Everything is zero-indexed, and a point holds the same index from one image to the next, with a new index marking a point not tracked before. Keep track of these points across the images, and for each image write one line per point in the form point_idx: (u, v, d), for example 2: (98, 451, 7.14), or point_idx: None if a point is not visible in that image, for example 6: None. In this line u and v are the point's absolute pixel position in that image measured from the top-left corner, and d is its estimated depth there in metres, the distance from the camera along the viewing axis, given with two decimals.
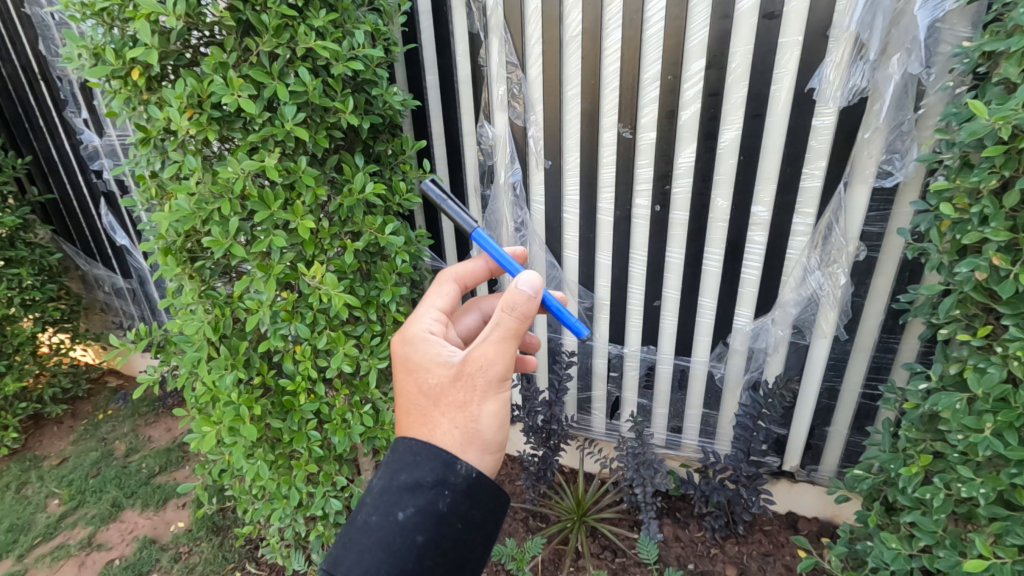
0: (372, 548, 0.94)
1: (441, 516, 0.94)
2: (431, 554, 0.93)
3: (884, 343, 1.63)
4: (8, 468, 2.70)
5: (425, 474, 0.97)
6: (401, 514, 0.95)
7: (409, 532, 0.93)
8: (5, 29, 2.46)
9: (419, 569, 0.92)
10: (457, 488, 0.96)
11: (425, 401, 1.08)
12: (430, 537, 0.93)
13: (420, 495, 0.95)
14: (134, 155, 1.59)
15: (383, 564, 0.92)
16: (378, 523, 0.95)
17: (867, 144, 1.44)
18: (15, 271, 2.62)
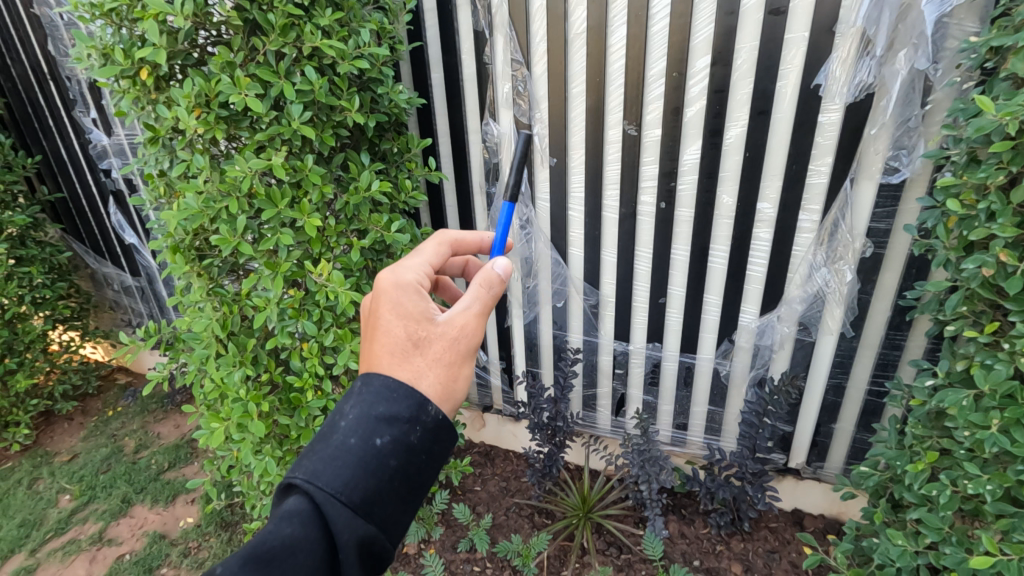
0: (349, 465, 0.88)
1: (411, 448, 0.93)
2: (400, 480, 0.91)
3: (890, 340, 1.63)
4: (20, 464, 2.73)
5: (401, 406, 0.94)
6: (377, 440, 0.91)
7: (383, 455, 0.90)
8: (15, 29, 2.48)
9: (388, 490, 0.90)
10: (428, 425, 0.95)
11: (411, 345, 1.02)
12: (402, 463, 0.92)
13: (394, 425, 0.93)
14: (143, 154, 1.60)
15: (359, 481, 0.88)
16: (357, 445, 0.90)
17: (873, 140, 1.44)
18: (26, 270, 2.66)
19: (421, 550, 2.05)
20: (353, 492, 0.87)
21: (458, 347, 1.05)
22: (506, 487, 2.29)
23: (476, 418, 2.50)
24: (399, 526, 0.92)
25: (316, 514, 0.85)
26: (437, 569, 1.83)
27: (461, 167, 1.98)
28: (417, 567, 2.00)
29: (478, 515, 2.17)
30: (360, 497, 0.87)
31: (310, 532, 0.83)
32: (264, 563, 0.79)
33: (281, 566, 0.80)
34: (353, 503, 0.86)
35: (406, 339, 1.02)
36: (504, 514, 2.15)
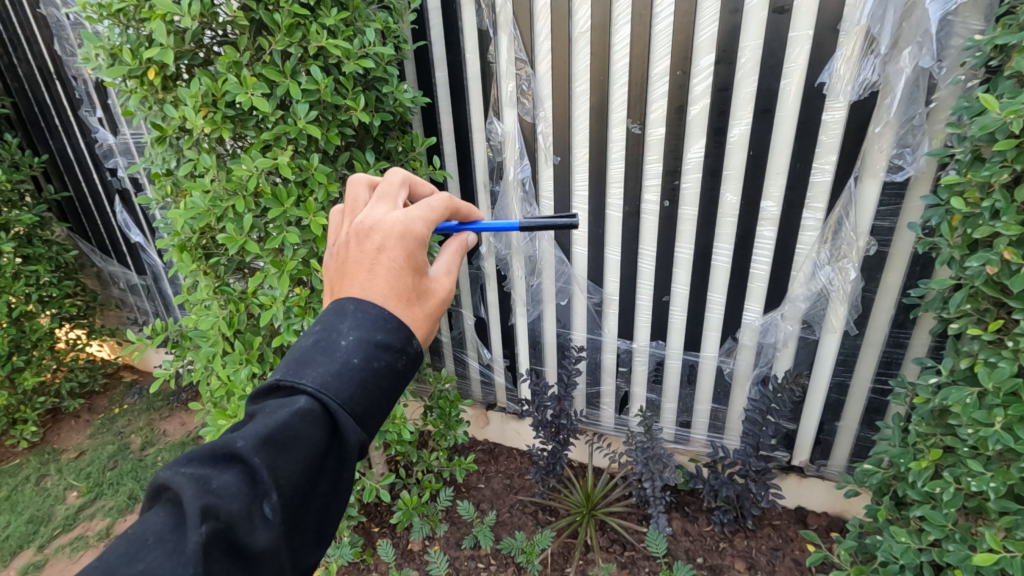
0: (355, 379, 0.84)
1: (398, 374, 0.90)
2: (390, 402, 0.89)
3: (894, 338, 1.63)
4: (27, 461, 2.75)
5: (394, 337, 0.90)
6: (376, 362, 0.87)
7: (379, 375, 0.86)
8: (22, 29, 2.49)
9: (379, 409, 0.87)
10: (412, 359, 0.92)
11: (415, 285, 0.98)
12: (391, 386, 0.88)
13: (388, 352, 0.89)
14: (150, 154, 1.62)
15: (361, 395, 0.84)
16: (361, 364, 0.85)
17: (877, 138, 1.44)
18: (33, 268, 2.68)
19: (426, 546, 2.06)
20: (354, 405, 0.83)
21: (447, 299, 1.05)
22: (509, 485, 2.30)
23: (480, 416, 2.51)
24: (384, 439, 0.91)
25: (318, 420, 0.80)
26: (442, 565, 1.84)
27: (465, 166, 1.99)
28: (422, 564, 2.01)
29: (482, 512, 2.18)
30: (360, 410, 0.84)
31: (315, 429, 0.80)
32: (273, 450, 0.76)
33: (290, 457, 0.77)
34: (354, 415, 0.83)
35: (412, 277, 0.97)
36: (508, 511, 2.16)
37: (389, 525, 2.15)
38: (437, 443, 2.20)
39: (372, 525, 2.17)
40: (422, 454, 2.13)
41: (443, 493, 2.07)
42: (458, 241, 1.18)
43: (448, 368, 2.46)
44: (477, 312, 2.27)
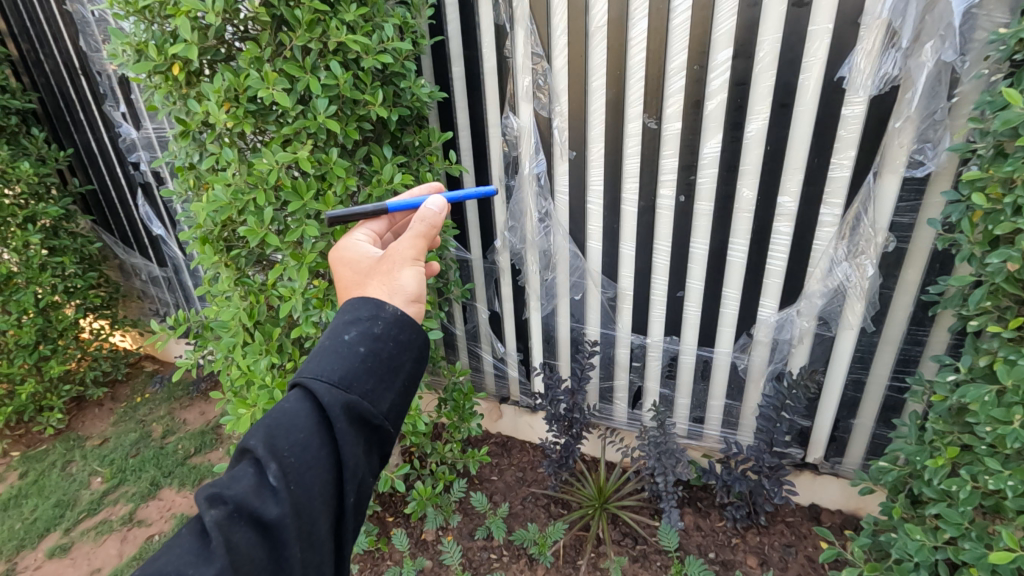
0: (329, 355, 0.90)
1: (377, 337, 0.93)
2: (373, 363, 0.91)
3: (912, 335, 1.62)
4: (53, 447, 2.83)
5: (355, 309, 0.97)
6: (344, 334, 0.93)
7: (351, 345, 0.91)
8: (48, 26, 2.54)
9: (364, 372, 0.90)
10: (389, 321, 0.96)
11: (359, 272, 1.10)
12: (372, 349, 0.92)
13: (355, 323, 0.95)
14: (173, 148, 1.65)
15: (334, 365, 0.89)
16: (332, 342, 0.91)
17: (897, 133, 1.43)
18: (59, 259, 2.75)
19: (439, 536, 2.09)
20: (331, 374, 0.88)
21: (399, 254, 1.07)
22: (522, 478, 2.32)
23: (493, 409, 2.53)
24: (386, 401, 0.92)
25: (304, 399, 0.87)
26: (455, 555, 1.88)
27: (481, 160, 2.00)
28: (435, 553, 2.04)
29: (495, 503, 2.21)
30: (338, 376, 0.88)
31: (304, 408, 0.86)
32: (267, 433, 0.83)
33: (284, 432, 0.83)
34: (332, 382, 0.87)
35: (353, 268, 1.11)
36: (521, 504, 2.19)
37: (404, 515, 2.19)
38: (450, 435, 2.22)
39: (387, 514, 2.21)
40: (436, 446, 2.16)
41: (457, 484, 2.10)
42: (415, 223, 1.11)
43: (462, 361, 2.48)
44: (491, 306, 2.29)
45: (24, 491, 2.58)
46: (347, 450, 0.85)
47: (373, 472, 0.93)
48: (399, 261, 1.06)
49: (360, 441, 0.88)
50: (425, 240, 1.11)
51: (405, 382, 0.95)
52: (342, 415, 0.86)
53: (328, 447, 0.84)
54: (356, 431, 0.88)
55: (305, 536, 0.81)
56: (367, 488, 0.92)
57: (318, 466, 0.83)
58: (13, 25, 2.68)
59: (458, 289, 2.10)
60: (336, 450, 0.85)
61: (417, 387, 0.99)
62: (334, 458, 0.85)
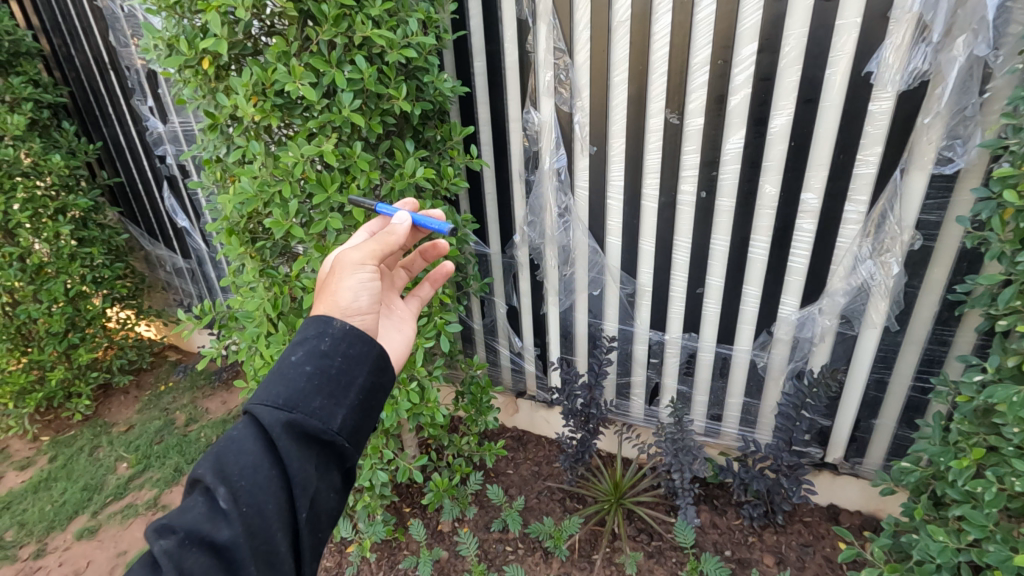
0: (275, 379, 0.95)
1: (324, 353, 0.98)
2: (321, 380, 0.95)
3: (937, 335, 1.60)
4: (81, 432, 2.91)
5: (305, 329, 1.03)
6: (290, 355, 0.98)
7: (298, 364, 0.97)
8: (79, 21, 2.60)
9: (310, 390, 0.94)
10: (336, 335, 1.01)
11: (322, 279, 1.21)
12: (318, 367, 0.96)
13: (303, 343, 1.00)
14: (201, 141, 1.68)
15: (279, 388, 0.94)
16: (278, 366, 0.97)
17: (926, 129, 1.40)
18: (88, 250, 2.82)
19: (456, 528, 2.11)
20: (276, 398, 0.93)
21: (349, 261, 1.15)
22: (538, 471, 2.33)
23: (510, 403, 2.54)
24: (337, 416, 0.95)
25: (251, 426, 0.91)
26: (471, 547, 1.90)
27: (502, 155, 2.01)
28: (451, 544, 2.06)
29: (511, 497, 2.23)
30: (282, 399, 0.93)
31: (250, 433, 0.90)
32: (216, 461, 0.88)
33: (232, 458, 0.88)
34: (277, 405, 0.92)
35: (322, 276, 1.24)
36: (536, 497, 2.20)
37: (420, 505, 2.21)
38: (467, 428, 2.24)
39: (404, 505, 2.23)
40: (453, 438, 2.18)
41: (473, 477, 2.12)
42: (376, 238, 1.20)
43: (480, 355, 2.49)
44: (509, 300, 2.29)
45: (54, 474, 2.65)
46: (294, 467, 0.89)
47: (334, 488, 0.96)
48: (348, 267, 1.14)
49: (311, 457, 0.92)
50: (379, 247, 1.19)
51: (360, 394, 0.99)
52: (285, 434, 0.90)
53: (276, 467, 0.88)
54: (305, 448, 0.92)
55: (263, 555, 0.84)
56: (327, 505, 0.95)
57: (267, 485, 0.86)
58: (45, 20, 2.75)
59: (476, 283, 2.10)
60: (285, 469, 0.88)
61: (375, 398, 1.02)
62: (283, 476, 0.88)
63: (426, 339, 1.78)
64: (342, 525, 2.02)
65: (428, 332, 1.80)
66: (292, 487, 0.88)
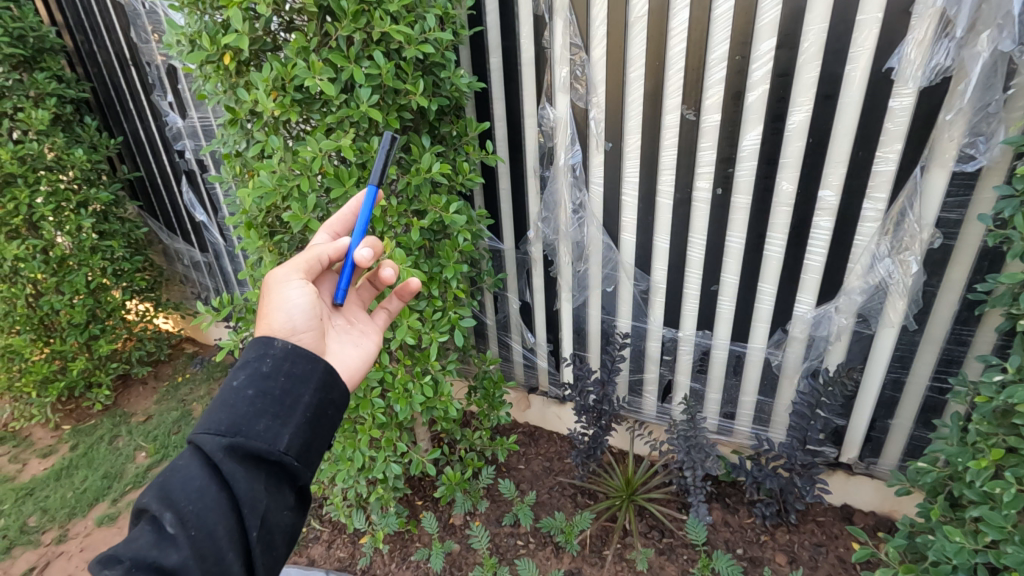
0: (217, 406, 1.01)
1: (266, 375, 1.05)
2: (263, 403, 1.01)
3: (956, 335, 1.58)
4: (101, 422, 2.97)
5: (247, 353, 1.09)
6: (233, 382, 1.04)
7: (241, 389, 1.02)
8: (101, 18, 2.64)
9: (254, 412, 1.00)
10: (278, 356, 1.07)
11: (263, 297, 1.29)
12: (260, 390, 1.02)
13: (245, 367, 1.06)
14: (222, 136, 1.70)
15: (222, 415, 0.99)
16: (222, 392, 1.03)
17: (948, 126, 1.39)
18: (108, 243, 2.87)
19: (467, 521, 2.13)
20: (218, 424, 0.98)
21: (280, 278, 1.23)
22: (549, 467, 2.34)
23: (522, 399, 2.55)
24: (282, 435, 1.00)
25: (194, 453, 0.96)
26: (483, 539, 1.93)
27: (517, 151, 2.01)
28: (463, 537, 2.08)
29: (522, 492, 2.24)
30: (224, 425, 0.98)
31: (193, 460, 0.95)
32: (160, 489, 0.92)
33: (178, 486, 0.92)
34: (219, 432, 0.97)
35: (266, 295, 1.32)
36: (548, 493, 2.21)
37: (432, 499, 2.23)
38: (480, 423, 2.25)
39: (416, 497, 2.26)
40: (465, 432, 2.19)
41: (486, 471, 2.13)
42: (305, 255, 1.29)
43: (492, 350, 2.50)
44: (523, 296, 2.30)
45: (75, 462, 2.71)
46: (242, 488, 0.93)
47: (287, 505, 1.00)
48: (277, 284, 1.22)
49: (258, 477, 0.96)
50: (306, 261, 1.28)
51: (306, 413, 1.04)
52: (228, 457, 0.95)
53: (224, 489, 0.93)
54: (252, 469, 0.97)
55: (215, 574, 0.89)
56: (281, 522, 0.99)
57: (216, 508, 0.91)
58: (68, 17, 2.80)
59: (490, 279, 2.11)
60: (232, 491, 0.93)
61: (325, 415, 1.07)
62: (231, 498, 0.93)
63: (440, 333, 1.77)
64: (355, 516, 2.05)
65: (443, 327, 1.79)
66: (240, 508, 0.93)
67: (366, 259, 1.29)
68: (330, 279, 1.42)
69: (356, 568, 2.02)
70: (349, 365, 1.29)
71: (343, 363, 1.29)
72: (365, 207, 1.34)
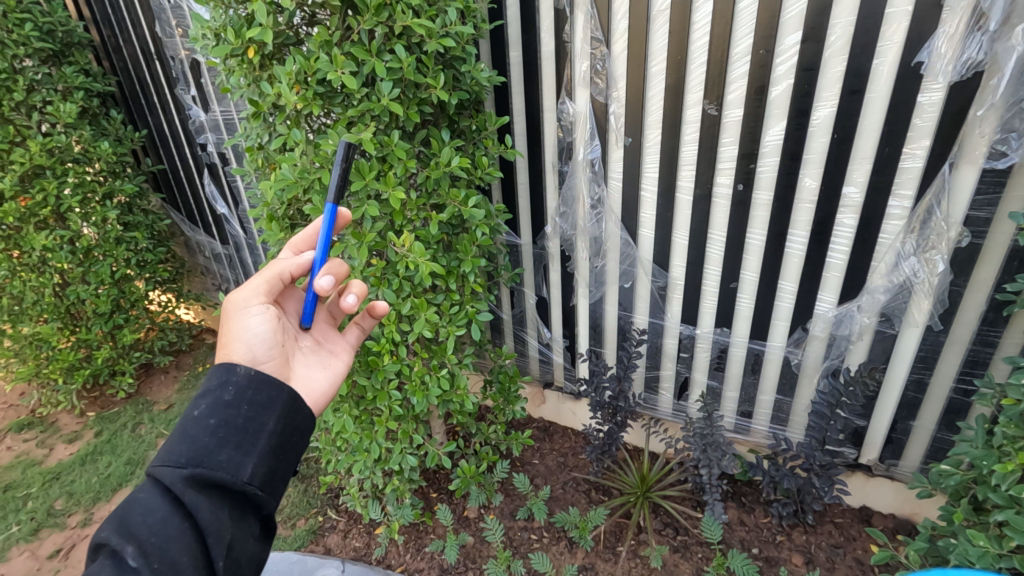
0: (176, 438, 1.02)
1: (228, 404, 1.06)
2: (226, 432, 1.03)
3: (983, 336, 1.55)
4: (125, 409, 3.04)
5: (208, 381, 1.11)
6: (194, 411, 1.05)
7: (202, 419, 1.04)
8: (128, 12, 2.68)
9: (215, 443, 1.01)
10: (240, 383, 1.09)
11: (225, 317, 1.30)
12: (222, 420, 1.04)
13: (207, 397, 1.07)
14: (245, 129, 1.72)
15: (182, 447, 1.00)
16: (181, 424, 1.04)
17: (979, 122, 1.36)
18: (132, 235, 2.92)
19: (482, 514, 2.15)
20: (179, 456, 0.99)
21: (238, 303, 1.23)
22: (563, 462, 2.35)
23: (536, 394, 2.56)
24: (245, 465, 1.02)
25: (154, 486, 0.96)
26: (497, 533, 1.93)
27: (536, 146, 2.00)
28: (477, 530, 2.10)
29: (537, 486, 2.25)
30: (185, 456, 0.99)
31: (153, 493, 0.95)
32: (121, 523, 0.92)
33: (139, 518, 0.92)
34: (179, 463, 0.98)
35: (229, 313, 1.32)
36: (562, 488, 2.21)
37: (447, 491, 2.25)
38: (495, 417, 2.25)
39: (431, 490, 2.28)
40: (480, 426, 2.19)
41: (501, 465, 2.14)
42: (266, 275, 1.29)
43: (508, 345, 2.51)
44: (539, 291, 2.30)
45: (99, 448, 2.78)
46: (206, 518, 0.94)
47: (252, 533, 1.02)
48: (236, 311, 1.22)
49: (221, 507, 0.98)
50: (268, 284, 1.28)
51: (271, 440, 1.06)
52: (189, 488, 0.95)
53: (187, 521, 0.94)
54: (216, 499, 0.98)
55: None
56: (247, 550, 1.00)
57: (179, 539, 0.91)
58: (95, 12, 2.86)
59: (507, 274, 2.11)
60: (196, 521, 0.94)
61: (289, 440, 1.10)
62: (195, 528, 0.94)
63: (456, 327, 1.79)
64: (371, 506, 2.08)
65: (460, 321, 1.80)
66: (205, 537, 0.94)
67: (326, 289, 1.24)
68: (295, 297, 1.44)
69: (372, 557, 2.04)
70: (315, 389, 1.29)
71: (310, 388, 1.28)
72: (326, 224, 1.30)
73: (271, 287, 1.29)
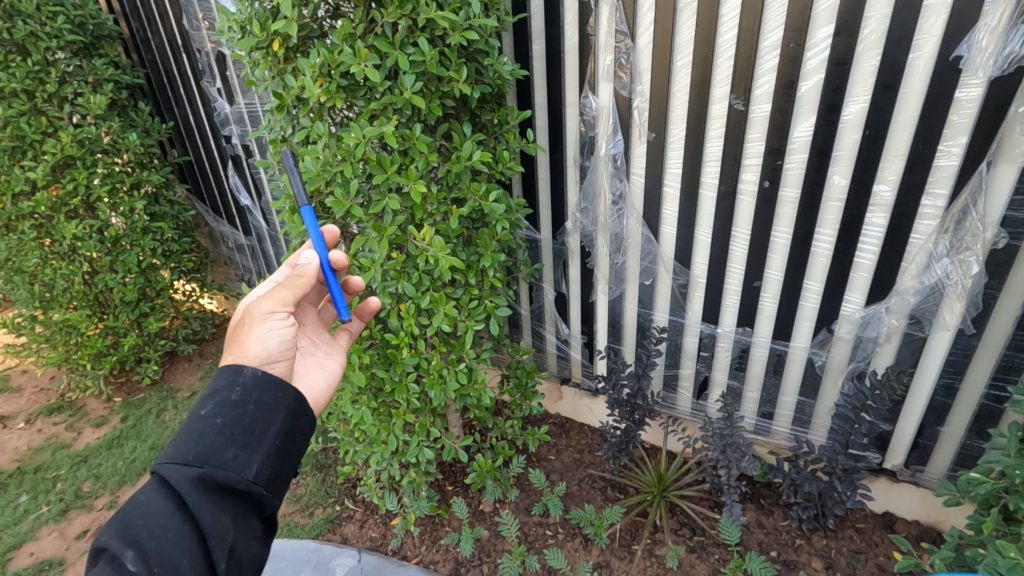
0: (183, 436, 1.02)
1: (234, 403, 1.07)
2: (232, 431, 1.04)
3: (1017, 341, 1.50)
4: (150, 396, 3.11)
5: (216, 381, 1.11)
6: (201, 410, 1.06)
7: (208, 417, 1.04)
8: (156, 5, 2.72)
9: (221, 442, 1.02)
10: (248, 383, 1.10)
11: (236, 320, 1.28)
12: (228, 419, 1.05)
13: (214, 396, 1.08)
14: (269, 121, 1.73)
15: (188, 445, 1.01)
16: (186, 421, 1.05)
17: (1020, 118, 1.31)
18: (159, 225, 2.97)
19: (497, 508, 2.15)
20: (186, 454, 0.99)
21: (260, 310, 1.23)
22: (579, 459, 2.34)
23: (554, 389, 2.55)
24: (250, 464, 1.03)
25: (160, 485, 0.97)
26: (512, 527, 1.93)
27: (557, 140, 1.98)
28: (492, 524, 2.10)
29: (552, 482, 2.24)
30: (192, 454, 0.99)
31: (156, 493, 0.96)
32: (122, 525, 0.93)
33: (141, 520, 0.92)
34: (186, 461, 0.98)
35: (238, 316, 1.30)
36: (577, 484, 2.21)
37: (462, 485, 2.26)
38: (512, 412, 2.24)
39: (447, 483, 2.29)
40: (497, 421, 2.20)
41: (517, 460, 2.14)
42: (291, 284, 1.30)
43: (526, 340, 2.50)
44: (558, 287, 2.28)
45: (124, 433, 2.84)
46: (208, 520, 0.96)
47: (254, 535, 1.03)
48: (258, 318, 1.22)
49: (224, 508, 0.99)
50: (289, 293, 1.29)
51: (276, 441, 1.07)
52: (194, 488, 0.96)
53: (189, 522, 0.94)
54: (219, 500, 0.99)
55: None
56: (248, 550, 1.01)
57: (180, 542, 0.92)
58: (125, 5, 2.91)
59: (526, 269, 2.10)
60: (198, 523, 0.95)
61: (292, 441, 1.11)
62: (197, 530, 0.95)
63: (475, 321, 1.78)
64: (388, 497, 2.09)
65: (478, 315, 1.80)
66: (207, 539, 0.95)
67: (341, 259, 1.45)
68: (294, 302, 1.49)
69: (387, 548, 2.06)
70: (315, 388, 1.34)
71: (310, 386, 1.34)
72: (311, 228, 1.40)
73: (294, 295, 1.30)
